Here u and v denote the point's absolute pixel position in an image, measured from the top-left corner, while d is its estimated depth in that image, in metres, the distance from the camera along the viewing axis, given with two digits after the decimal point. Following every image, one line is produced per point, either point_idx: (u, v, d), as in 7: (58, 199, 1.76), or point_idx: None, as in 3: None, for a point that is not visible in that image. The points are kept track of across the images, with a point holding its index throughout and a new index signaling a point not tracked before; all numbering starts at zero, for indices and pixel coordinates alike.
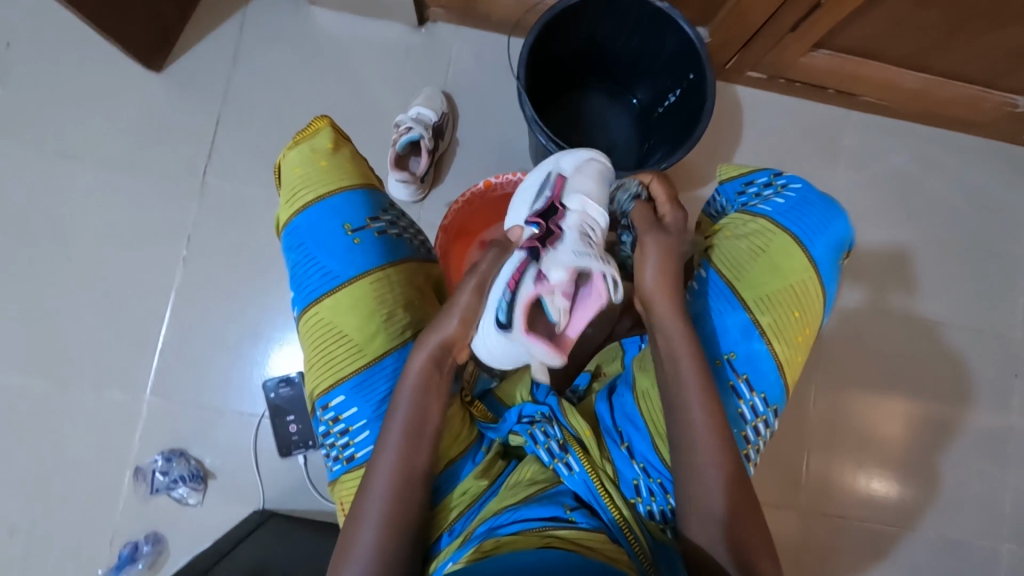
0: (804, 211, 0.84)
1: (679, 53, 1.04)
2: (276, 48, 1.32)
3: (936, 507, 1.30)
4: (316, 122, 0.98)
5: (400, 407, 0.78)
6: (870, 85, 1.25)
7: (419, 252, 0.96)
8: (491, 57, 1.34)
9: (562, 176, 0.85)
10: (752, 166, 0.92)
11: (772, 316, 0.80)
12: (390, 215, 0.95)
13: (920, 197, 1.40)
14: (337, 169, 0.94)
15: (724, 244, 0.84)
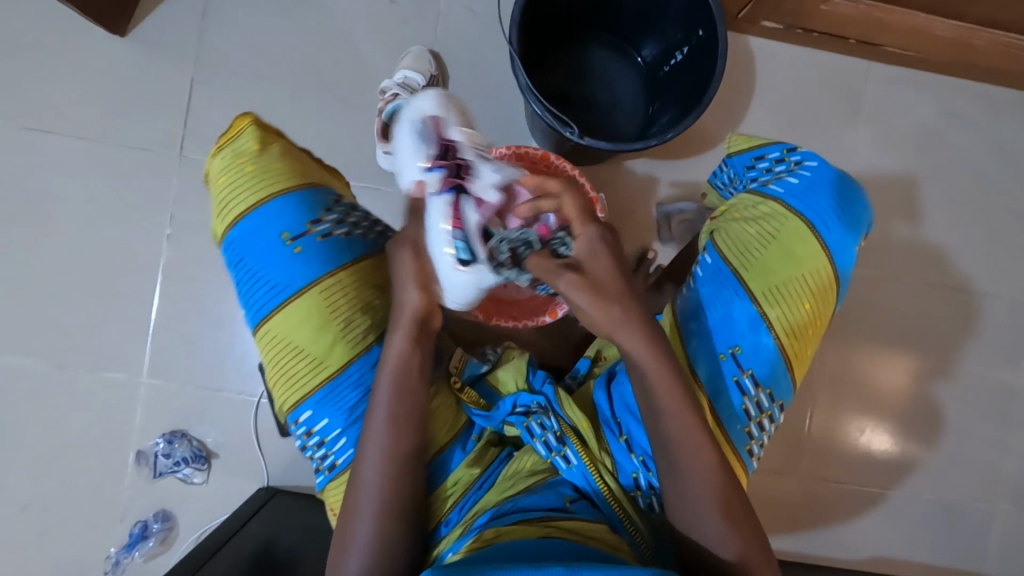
0: (818, 193, 0.79)
1: (688, 6, 0.94)
2: (249, 3, 1.21)
3: (933, 471, 1.31)
4: (238, 123, 0.91)
5: (385, 390, 0.77)
6: (896, 35, 1.15)
7: (372, 246, 0.91)
8: (484, 10, 1.23)
9: (433, 115, 0.76)
10: (765, 140, 0.86)
11: (781, 308, 0.76)
12: (336, 213, 0.90)
13: (940, 157, 1.32)
14: (266, 173, 0.88)
15: (733, 229, 0.79)
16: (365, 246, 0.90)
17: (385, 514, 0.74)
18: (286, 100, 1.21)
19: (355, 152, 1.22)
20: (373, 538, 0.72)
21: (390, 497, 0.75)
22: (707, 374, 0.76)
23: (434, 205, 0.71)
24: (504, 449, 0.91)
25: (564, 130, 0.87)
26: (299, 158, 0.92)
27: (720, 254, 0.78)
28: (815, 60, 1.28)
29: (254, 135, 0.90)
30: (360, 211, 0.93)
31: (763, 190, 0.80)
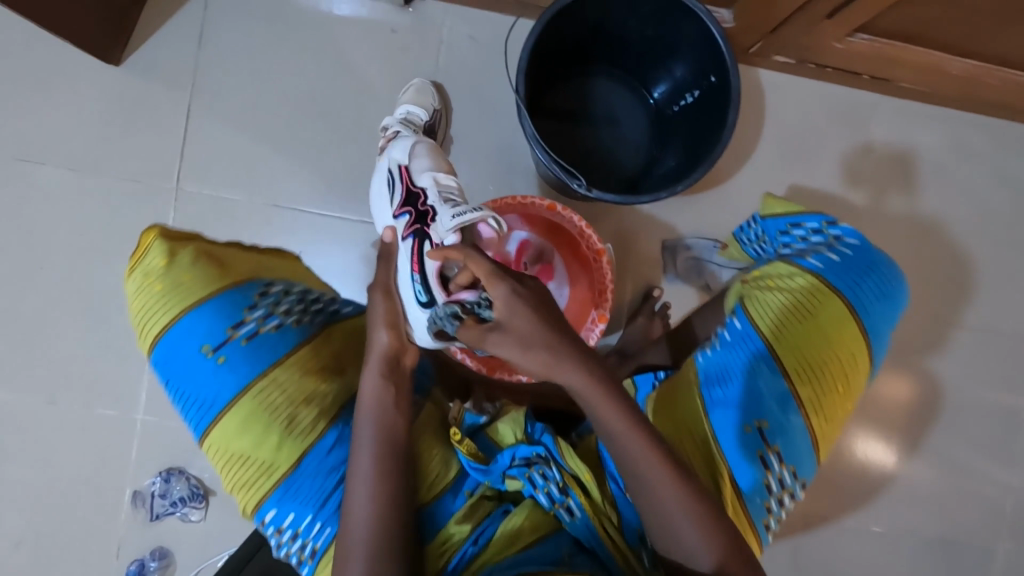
0: (862, 273, 0.74)
1: (699, 50, 0.90)
2: (246, 30, 1.17)
3: (936, 508, 1.30)
4: (142, 238, 0.83)
5: (367, 420, 0.75)
6: (909, 71, 1.12)
7: (311, 327, 0.82)
8: (489, 38, 1.20)
9: (402, 165, 0.91)
10: (801, 207, 0.83)
11: (814, 387, 0.71)
12: (263, 303, 0.81)
13: (950, 192, 1.30)
14: (175, 284, 0.79)
15: (767, 297, 0.75)
16: (302, 329, 0.81)
17: (378, 554, 0.68)
18: (285, 130, 1.18)
19: (356, 184, 1.19)
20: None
21: (384, 532, 0.69)
22: (729, 446, 0.70)
23: (404, 252, 0.82)
24: (501, 504, 0.84)
25: (571, 183, 0.85)
26: (214, 256, 0.84)
27: (750, 322, 0.74)
28: (827, 92, 1.25)
29: (158, 247, 0.82)
30: (292, 295, 0.84)
31: (801, 261, 0.76)
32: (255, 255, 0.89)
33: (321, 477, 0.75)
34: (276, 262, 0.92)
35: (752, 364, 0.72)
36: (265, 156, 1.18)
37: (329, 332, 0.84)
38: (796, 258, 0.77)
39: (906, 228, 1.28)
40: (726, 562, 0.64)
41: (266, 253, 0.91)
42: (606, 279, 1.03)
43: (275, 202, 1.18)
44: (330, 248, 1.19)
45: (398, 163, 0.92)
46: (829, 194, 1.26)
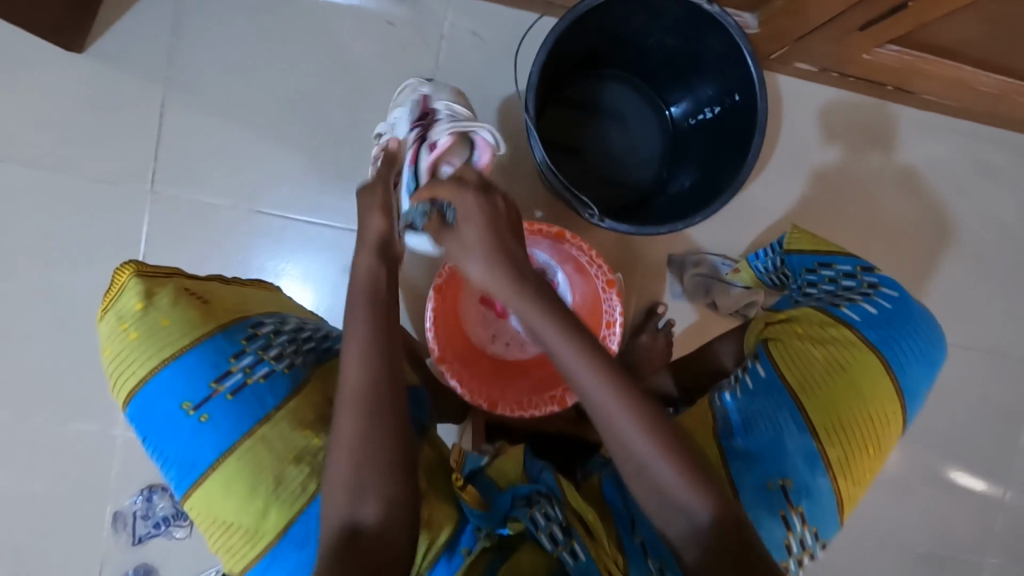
0: (898, 330, 0.70)
1: (724, 64, 0.84)
2: (226, 18, 1.07)
3: (931, 527, 1.30)
4: (114, 281, 0.81)
5: (354, 355, 0.72)
6: (935, 85, 1.06)
7: (296, 371, 0.82)
8: (493, 35, 1.11)
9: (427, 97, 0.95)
10: (834, 248, 0.78)
11: (843, 450, 0.67)
12: (248, 350, 0.80)
13: (966, 210, 1.25)
14: (153, 336, 0.78)
15: (797, 347, 0.70)
16: (289, 375, 0.81)
17: (371, 481, 0.67)
18: (271, 130, 1.09)
19: (348, 190, 1.11)
20: (365, 505, 0.67)
21: (375, 462, 0.68)
22: (752, 500, 0.66)
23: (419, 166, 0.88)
24: (502, 554, 0.73)
25: (584, 212, 0.79)
26: (195, 299, 0.83)
27: (778, 372, 0.70)
28: (847, 102, 1.18)
29: (135, 289, 0.80)
30: (282, 336, 0.84)
31: (834, 311, 0.71)
32: (236, 294, 0.88)
33: (307, 546, 0.73)
34: (259, 296, 0.91)
35: (779, 418, 0.68)
36: (249, 157, 1.09)
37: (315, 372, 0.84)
38: (828, 306, 0.72)
39: (921, 246, 1.23)
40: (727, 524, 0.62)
41: (247, 288, 0.91)
42: (615, 311, 0.94)
43: (261, 207, 1.10)
44: (319, 258, 1.12)
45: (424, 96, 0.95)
46: (844, 208, 1.21)
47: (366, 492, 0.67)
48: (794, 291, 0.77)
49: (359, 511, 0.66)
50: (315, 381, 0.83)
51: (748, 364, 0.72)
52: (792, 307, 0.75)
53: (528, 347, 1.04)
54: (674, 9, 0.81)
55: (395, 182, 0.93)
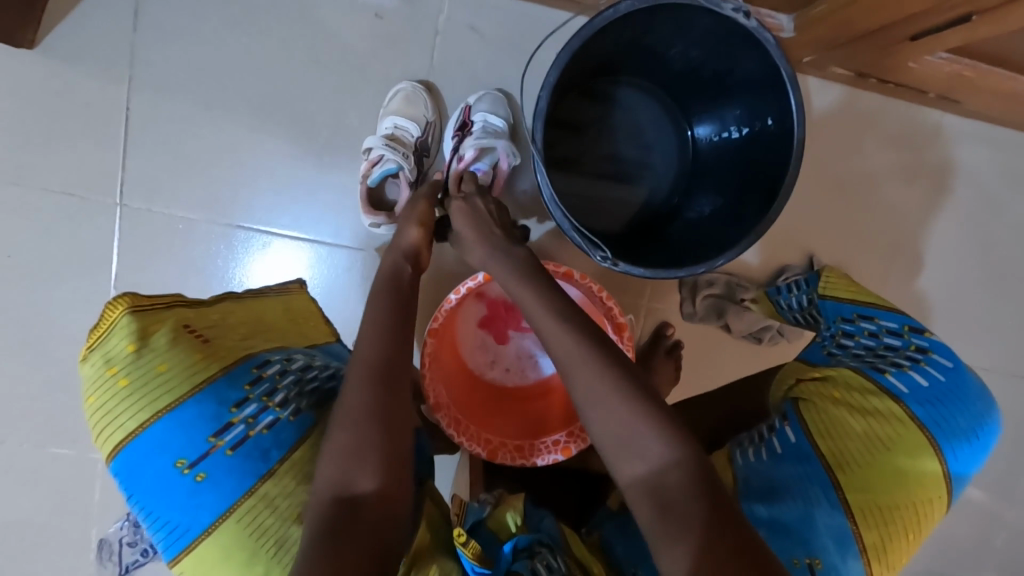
0: (952, 407, 0.59)
1: (758, 83, 0.74)
2: (194, 8, 0.95)
3: (957, 565, 1.21)
4: (104, 311, 0.56)
5: (369, 332, 0.63)
6: (982, 95, 0.96)
7: (314, 415, 0.61)
8: (494, 29, 0.98)
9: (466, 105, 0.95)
10: (876, 298, 0.68)
11: (879, 534, 0.56)
12: (252, 398, 0.57)
13: (1015, 225, 1.14)
14: (144, 385, 0.53)
15: (833, 412, 0.61)
16: (308, 423, 0.60)
17: (371, 447, 0.55)
18: (246, 137, 0.99)
19: (332, 203, 1.02)
20: (363, 482, 0.54)
21: (380, 441, 0.56)
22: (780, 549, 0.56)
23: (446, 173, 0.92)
24: None
25: (593, 255, 0.70)
26: (197, 335, 0.58)
27: (810, 441, 0.60)
28: (883, 107, 1.08)
29: (127, 328, 0.55)
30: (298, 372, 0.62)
31: (878, 378, 0.61)
32: (248, 322, 0.66)
33: None
34: (271, 322, 0.69)
35: (806, 489, 0.58)
36: (224, 167, 0.99)
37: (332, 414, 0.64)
38: (869, 371, 0.62)
39: (957, 266, 1.13)
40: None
41: (260, 312, 0.69)
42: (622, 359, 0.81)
43: (238, 222, 1.01)
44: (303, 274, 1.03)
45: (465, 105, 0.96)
46: (876, 224, 1.10)
47: (364, 465, 0.55)
48: (826, 341, 0.68)
49: (354, 473, 0.54)
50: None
51: (774, 425, 0.63)
52: (827, 363, 0.65)
53: (530, 374, 0.97)
54: (704, 20, 0.71)
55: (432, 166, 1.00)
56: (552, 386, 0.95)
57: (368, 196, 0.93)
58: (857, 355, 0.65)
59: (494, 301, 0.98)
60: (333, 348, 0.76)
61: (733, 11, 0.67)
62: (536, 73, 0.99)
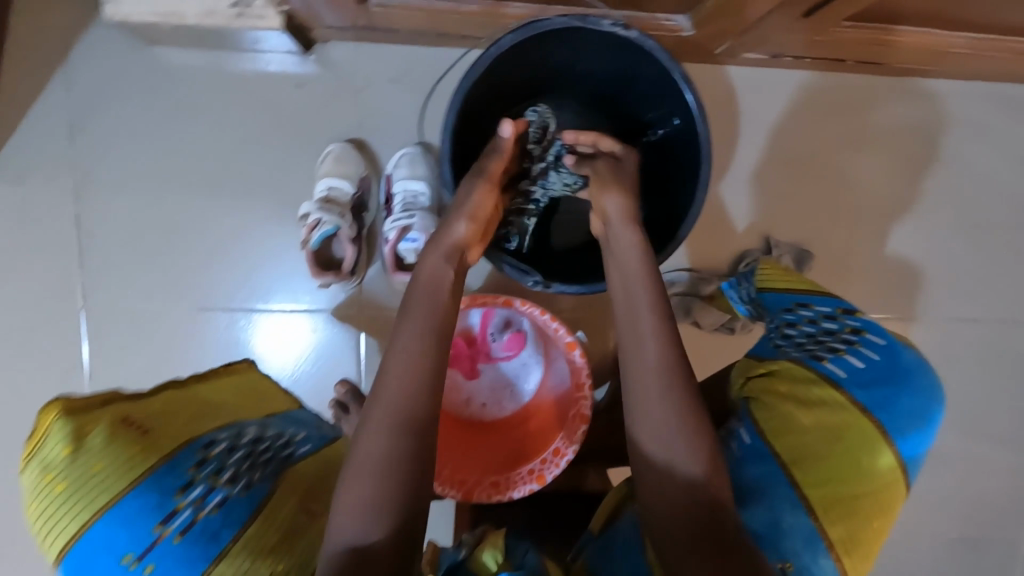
0: (892, 386, 0.59)
1: (657, 87, 0.76)
2: (127, 112, 1.00)
3: (985, 520, 1.18)
4: (38, 417, 0.54)
5: (401, 353, 0.61)
6: (900, 54, 0.96)
7: (266, 487, 0.60)
8: (414, 78, 1.01)
9: (387, 176, 1.00)
10: (808, 284, 0.68)
11: (844, 528, 0.55)
12: (199, 480, 0.55)
13: (964, 172, 1.13)
14: (82, 486, 0.51)
15: (781, 407, 0.60)
16: (259, 495, 0.58)
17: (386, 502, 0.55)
18: (195, 222, 1.02)
19: (289, 270, 1.04)
20: (374, 536, 0.54)
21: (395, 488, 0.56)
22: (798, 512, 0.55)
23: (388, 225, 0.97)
24: None
25: (524, 281, 0.72)
26: (138, 426, 0.56)
27: (764, 441, 0.59)
28: (808, 82, 1.08)
29: (60, 430, 0.52)
30: (241, 448, 0.61)
31: (817, 367, 0.61)
32: (195, 404, 0.64)
33: None
34: (220, 401, 0.69)
35: (770, 491, 0.57)
36: (179, 254, 1.02)
37: (288, 482, 0.63)
38: (807, 360, 0.62)
39: (916, 221, 1.12)
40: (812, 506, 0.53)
41: (209, 394, 0.70)
42: (581, 369, 0.83)
43: (203, 304, 1.03)
44: (301, 331, 1.05)
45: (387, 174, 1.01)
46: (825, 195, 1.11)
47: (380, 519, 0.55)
48: (773, 333, 0.68)
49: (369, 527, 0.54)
50: (288, 494, 0.61)
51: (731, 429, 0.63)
52: (772, 357, 0.65)
53: (507, 404, 0.97)
54: (592, 39, 0.73)
55: (374, 229, 1.04)
56: (528, 416, 0.95)
57: (314, 259, 0.95)
58: (799, 344, 0.65)
59: (457, 340, 0.96)
60: (290, 416, 0.77)
61: (612, 25, 0.69)
62: (439, 101, 1.01)
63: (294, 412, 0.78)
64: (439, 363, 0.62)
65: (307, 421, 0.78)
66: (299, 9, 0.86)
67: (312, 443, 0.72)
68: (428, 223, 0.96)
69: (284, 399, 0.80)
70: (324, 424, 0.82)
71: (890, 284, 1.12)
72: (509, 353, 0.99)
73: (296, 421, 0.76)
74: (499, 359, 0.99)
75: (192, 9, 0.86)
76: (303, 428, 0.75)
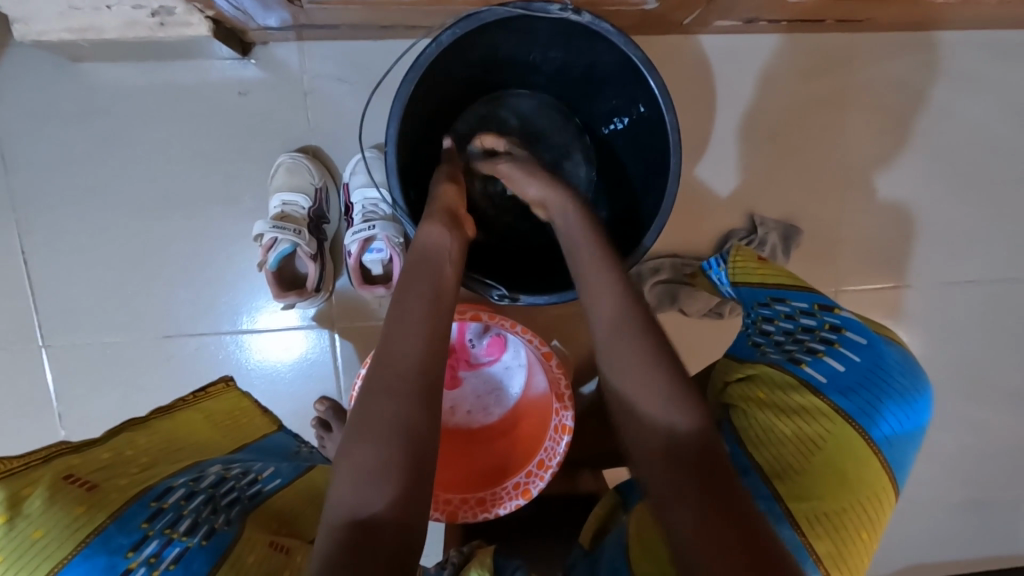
0: (874, 389, 0.56)
1: (620, 73, 0.73)
2: (62, 140, 0.94)
3: (990, 481, 1.16)
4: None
5: (410, 327, 0.61)
6: (883, 11, 0.88)
7: (229, 532, 0.56)
8: (364, 76, 0.94)
9: (344, 184, 0.95)
10: (787, 277, 0.62)
11: (833, 543, 0.50)
12: (153, 534, 0.52)
13: (955, 129, 1.07)
14: (21, 558, 0.47)
15: (761, 416, 0.57)
16: (222, 542, 0.55)
17: (393, 465, 0.54)
18: (149, 247, 0.97)
19: (254, 290, 0.99)
20: (379, 500, 0.52)
21: (402, 454, 0.54)
22: (793, 491, 0.52)
23: (349, 237, 0.91)
24: None
25: (488, 295, 0.73)
26: (82, 482, 0.53)
27: (745, 452, 0.56)
28: (786, 47, 1.01)
29: None
30: (201, 493, 0.58)
31: (796, 370, 0.58)
32: (153, 449, 0.61)
33: None
34: (189, 436, 0.66)
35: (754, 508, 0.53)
36: (136, 283, 0.98)
37: (253, 524, 0.60)
38: (786, 363, 0.59)
39: (907, 185, 1.07)
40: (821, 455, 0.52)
41: (174, 430, 0.66)
42: (560, 379, 0.80)
43: (167, 332, 0.99)
44: (298, 341, 1.01)
45: (343, 182, 0.96)
46: (810, 164, 1.05)
47: (382, 486, 0.53)
48: (750, 330, 0.65)
49: (370, 494, 0.52)
50: (257, 535, 0.58)
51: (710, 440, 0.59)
52: (750, 359, 0.62)
53: (493, 410, 0.94)
54: (546, 28, 0.70)
55: (339, 240, 1.00)
56: (513, 424, 0.91)
57: (277, 278, 0.92)
58: (778, 343, 0.62)
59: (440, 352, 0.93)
60: (264, 444, 0.74)
61: (561, 10, 0.63)
62: (385, 98, 0.95)
63: (270, 437, 0.77)
64: (414, 378, 0.58)
65: (283, 448, 0.77)
66: (229, 13, 0.78)
67: (282, 476, 0.69)
68: (390, 231, 0.90)
69: (263, 420, 0.78)
70: (302, 447, 0.81)
71: (882, 251, 1.08)
72: (492, 357, 0.95)
73: (270, 450, 0.74)
74: (481, 365, 0.95)
75: (112, 22, 0.78)
76: (275, 459, 0.72)
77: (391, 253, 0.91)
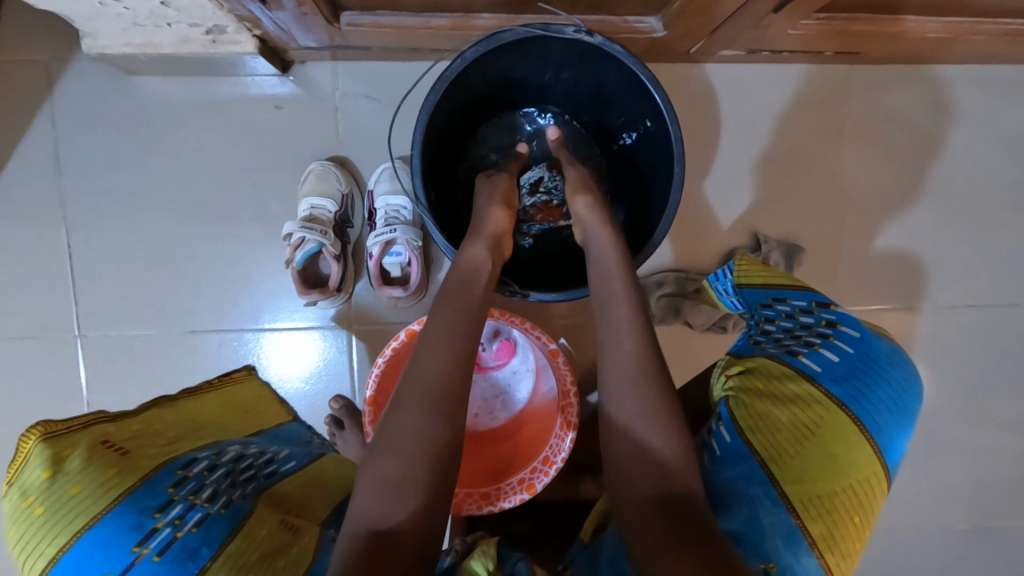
0: (865, 379, 0.60)
1: (628, 91, 0.79)
2: (111, 145, 1.02)
3: (998, 505, 1.15)
4: (19, 444, 0.54)
5: (430, 337, 0.65)
6: (877, 44, 0.94)
7: (245, 506, 0.59)
8: (392, 93, 1.02)
9: (368, 192, 1.02)
10: (787, 279, 0.67)
11: (825, 523, 0.54)
12: (177, 499, 0.55)
13: (953, 158, 1.11)
14: (59, 510, 0.51)
15: (758, 404, 0.60)
16: (239, 514, 0.58)
17: (417, 474, 0.57)
18: (182, 246, 1.03)
19: (277, 290, 1.05)
20: (398, 514, 0.56)
21: (429, 455, 0.58)
22: (789, 474, 0.55)
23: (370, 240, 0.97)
24: None
25: (502, 290, 0.78)
26: (116, 448, 0.56)
27: (744, 438, 0.58)
28: (787, 77, 1.08)
29: (39, 456, 0.53)
30: (221, 467, 0.61)
31: (792, 362, 0.61)
32: (178, 425, 0.65)
33: None
34: (211, 418, 0.70)
35: (749, 492, 0.56)
36: (167, 280, 1.04)
37: (266, 501, 0.62)
38: (784, 356, 0.62)
39: (908, 208, 1.11)
40: (809, 444, 0.56)
41: (197, 412, 0.69)
42: (566, 376, 0.83)
43: (191, 327, 1.04)
44: (314, 341, 1.06)
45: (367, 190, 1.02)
46: (812, 187, 1.10)
47: (406, 490, 0.57)
48: (752, 329, 0.68)
49: (393, 504, 0.56)
50: (270, 513, 0.60)
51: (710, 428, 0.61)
52: (750, 354, 0.64)
53: (500, 413, 0.97)
54: (561, 47, 0.77)
55: (360, 245, 1.06)
56: (522, 425, 0.94)
57: (301, 277, 0.98)
58: (777, 339, 0.65)
59: None
60: (279, 431, 0.78)
61: (575, 32, 0.70)
62: (409, 113, 1.02)
63: (286, 426, 0.80)
64: (436, 378, 0.62)
65: (295, 438, 0.79)
66: (272, 33, 0.86)
67: (297, 459, 0.72)
68: (410, 235, 0.96)
69: (279, 409, 0.82)
70: (314, 439, 0.83)
71: (885, 271, 1.11)
72: (501, 361, 0.97)
73: (285, 437, 0.77)
74: (490, 368, 0.97)
75: (167, 39, 0.87)
76: (289, 444, 0.75)
77: (409, 255, 0.97)
